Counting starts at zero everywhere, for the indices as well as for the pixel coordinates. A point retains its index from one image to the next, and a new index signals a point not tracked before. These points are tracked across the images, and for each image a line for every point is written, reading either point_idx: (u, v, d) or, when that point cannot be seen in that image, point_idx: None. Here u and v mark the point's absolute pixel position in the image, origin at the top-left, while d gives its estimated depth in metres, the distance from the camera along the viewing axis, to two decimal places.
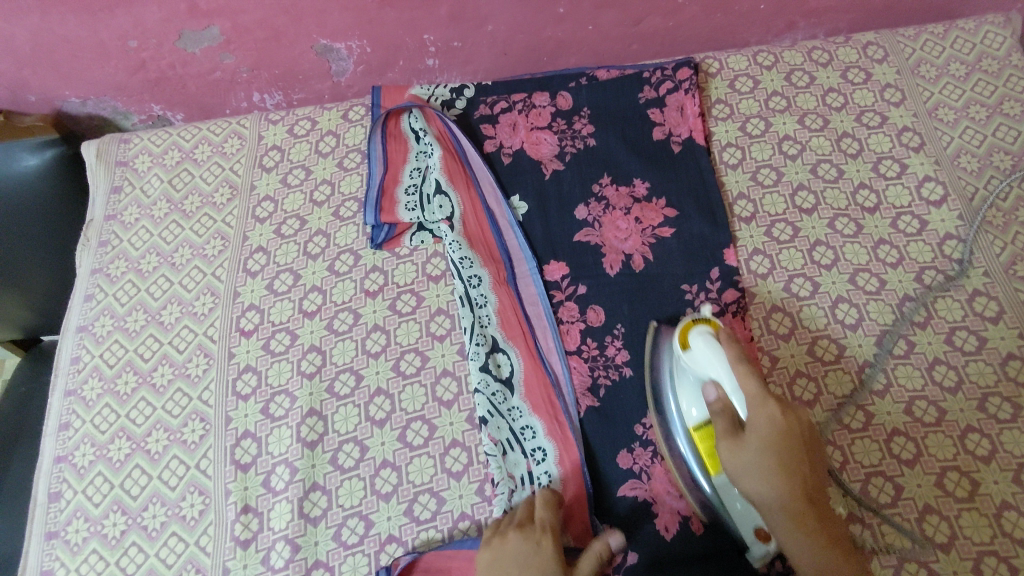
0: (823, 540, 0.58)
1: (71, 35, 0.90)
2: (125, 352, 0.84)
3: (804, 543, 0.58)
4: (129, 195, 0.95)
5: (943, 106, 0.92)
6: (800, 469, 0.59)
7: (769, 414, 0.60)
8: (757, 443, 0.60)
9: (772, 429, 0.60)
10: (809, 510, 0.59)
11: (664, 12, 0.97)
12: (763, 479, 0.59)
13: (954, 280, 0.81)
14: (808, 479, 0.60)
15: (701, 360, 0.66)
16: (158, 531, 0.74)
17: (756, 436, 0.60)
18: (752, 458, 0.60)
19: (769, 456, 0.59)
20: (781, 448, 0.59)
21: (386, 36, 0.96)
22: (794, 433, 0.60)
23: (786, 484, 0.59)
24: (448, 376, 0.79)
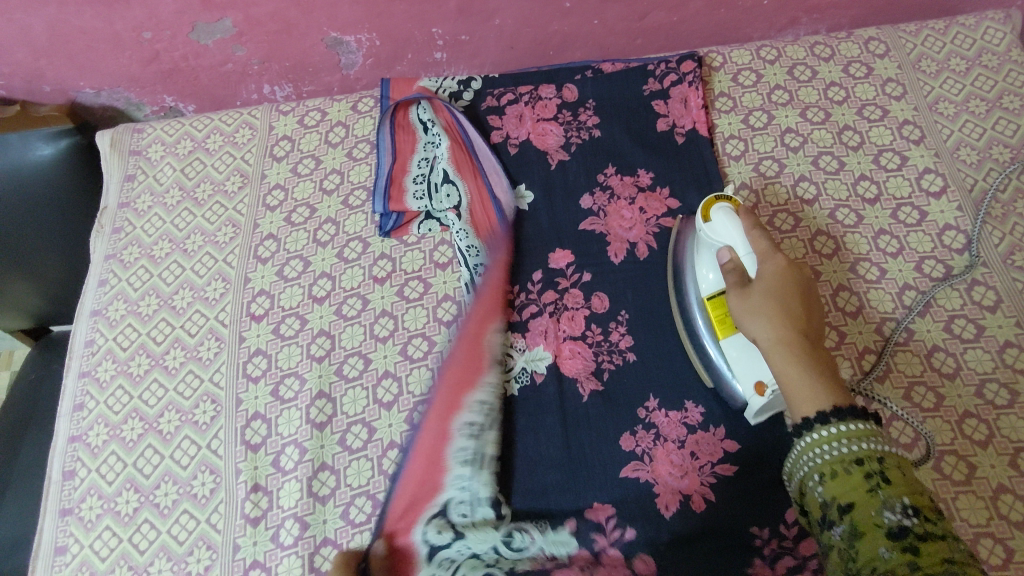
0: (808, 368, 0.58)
1: (87, 26, 0.92)
2: (138, 335, 0.86)
3: (791, 366, 0.57)
4: (142, 183, 0.96)
5: (943, 100, 0.93)
6: (796, 307, 0.61)
7: (772, 262, 0.64)
8: (762, 286, 0.63)
9: (780, 277, 0.63)
10: (801, 340, 0.59)
11: (668, 7, 0.98)
12: (759, 309, 0.62)
13: (953, 269, 0.82)
14: (806, 319, 0.61)
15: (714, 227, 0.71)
16: (170, 509, 0.76)
17: (763, 283, 0.63)
18: (753, 293, 0.63)
19: (767, 294, 0.62)
20: (781, 292, 0.62)
21: (395, 29, 0.98)
22: (798, 281, 0.63)
23: (780, 316, 0.60)
24: (450, 354, 0.80)
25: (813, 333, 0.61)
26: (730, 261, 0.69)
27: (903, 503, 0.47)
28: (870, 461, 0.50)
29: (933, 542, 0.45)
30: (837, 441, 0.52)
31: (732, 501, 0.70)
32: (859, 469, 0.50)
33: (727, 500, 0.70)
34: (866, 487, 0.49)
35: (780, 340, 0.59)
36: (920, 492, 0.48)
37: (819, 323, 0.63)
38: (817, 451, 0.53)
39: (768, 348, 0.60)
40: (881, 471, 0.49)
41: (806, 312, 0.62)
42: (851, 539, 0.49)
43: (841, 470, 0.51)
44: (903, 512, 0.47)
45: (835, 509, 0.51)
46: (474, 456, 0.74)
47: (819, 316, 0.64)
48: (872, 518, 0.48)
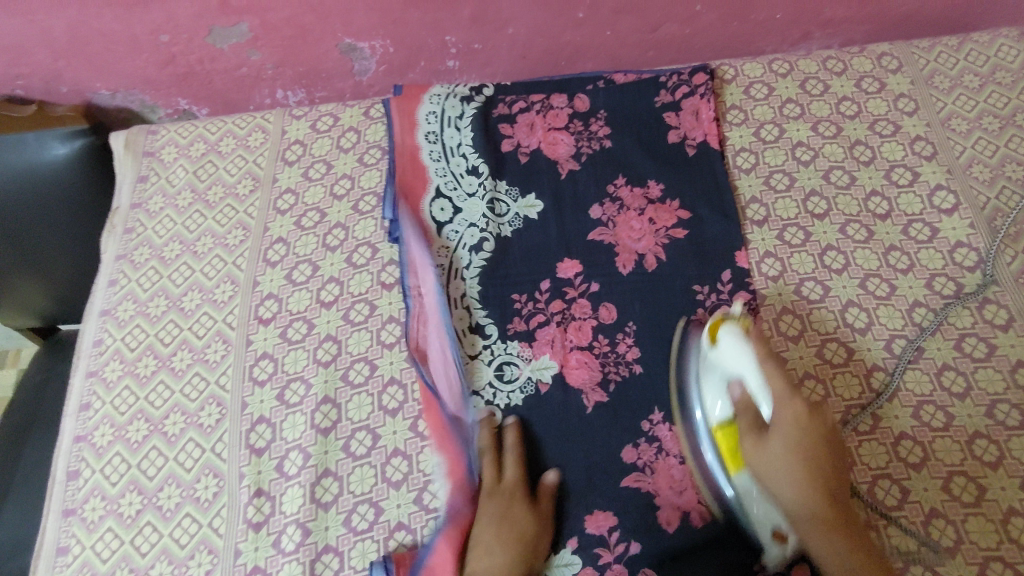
0: (847, 544, 0.61)
1: (106, 29, 0.93)
2: (146, 336, 0.86)
3: (830, 539, 0.61)
4: (155, 185, 0.97)
5: (956, 116, 0.93)
6: (820, 460, 0.64)
7: (794, 407, 0.65)
8: (786, 444, 0.64)
9: (802, 428, 0.64)
10: (826, 506, 0.62)
11: (681, 19, 0.99)
12: (786, 468, 0.64)
13: (964, 287, 0.82)
14: (827, 469, 0.64)
15: (730, 353, 0.70)
16: (173, 511, 0.76)
17: (785, 436, 0.65)
18: (778, 440, 0.65)
19: (791, 450, 0.64)
20: (803, 443, 0.64)
21: (409, 37, 0.98)
22: (816, 427, 0.65)
23: (809, 474, 0.63)
24: (441, 361, 0.79)
25: (833, 483, 0.64)
26: (746, 394, 0.68)
27: None
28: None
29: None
30: None
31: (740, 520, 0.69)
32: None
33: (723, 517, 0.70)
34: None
35: (812, 506, 0.62)
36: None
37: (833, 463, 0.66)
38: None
39: (799, 509, 0.63)
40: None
41: (829, 469, 0.64)
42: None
43: None
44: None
45: None
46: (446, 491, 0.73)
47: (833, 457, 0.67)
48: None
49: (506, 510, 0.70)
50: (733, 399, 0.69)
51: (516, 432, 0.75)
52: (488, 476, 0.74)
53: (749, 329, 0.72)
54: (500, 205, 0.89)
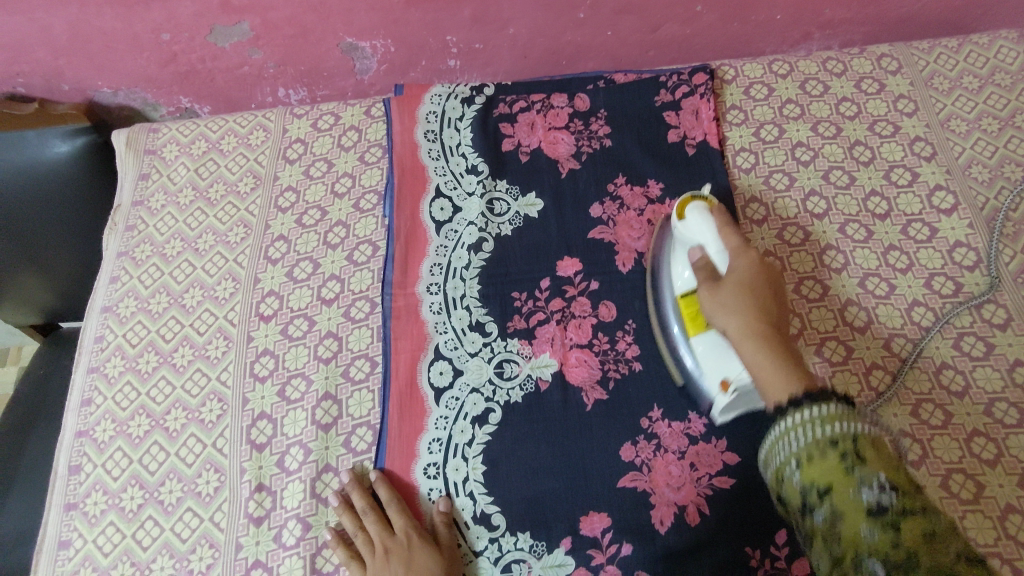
0: (786, 363, 0.60)
1: (107, 27, 0.93)
2: (147, 332, 0.87)
3: (767, 357, 0.60)
4: (156, 182, 0.97)
5: (955, 118, 0.93)
6: (766, 301, 0.65)
7: (745, 261, 0.67)
8: (736, 284, 0.66)
9: (751, 275, 0.66)
10: (770, 338, 0.62)
11: (681, 19, 0.99)
12: (733, 308, 0.65)
13: (963, 286, 0.82)
14: (775, 316, 0.65)
15: (693, 225, 0.73)
16: (173, 506, 0.76)
17: (736, 279, 0.66)
18: (729, 283, 0.66)
19: (738, 292, 0.65)
20: (754, 285, 0.65)
21: (410, 36, 0.99)
22: (765, 276, 0.66)
23: (755, 312, 0.64)
24: (441, 360, 0.79)
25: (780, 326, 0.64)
26: (706, 258, 0.71)
27: (880, 480, 0.47)
28: (844, 441, 0.49)
29: (914, 517, 0.46)
30: (809, 424, 0.51)
31: (739, 520, 0.70)
32: (834, 449, 0.49)
33: (722, 514, 0.70)
34: (843, 466, 0.48)
35: (757, 344, 0.62)
36: (894, 468, 0.49)
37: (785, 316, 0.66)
38: (792, 434, 0.52)
39: (741, 342, 0.63)
40: (857, 449, 0.49)
41: (777, 318, 0.65)
42: (831, 522, 0.48)
43: (817, 454, 0.50)
44: (881, 491, 0.47)
45: (813, 495, 0.49)
46: (445, 490, 0.74)
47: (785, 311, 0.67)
48: (850, 501, 0.47)
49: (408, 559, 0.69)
50: (693, 262, 0.72)
51: (386, 483, 0.74)
52: (375, 535, 0.71)
53: (714, 208, 0.75)
54: (500, 204, 0.89)
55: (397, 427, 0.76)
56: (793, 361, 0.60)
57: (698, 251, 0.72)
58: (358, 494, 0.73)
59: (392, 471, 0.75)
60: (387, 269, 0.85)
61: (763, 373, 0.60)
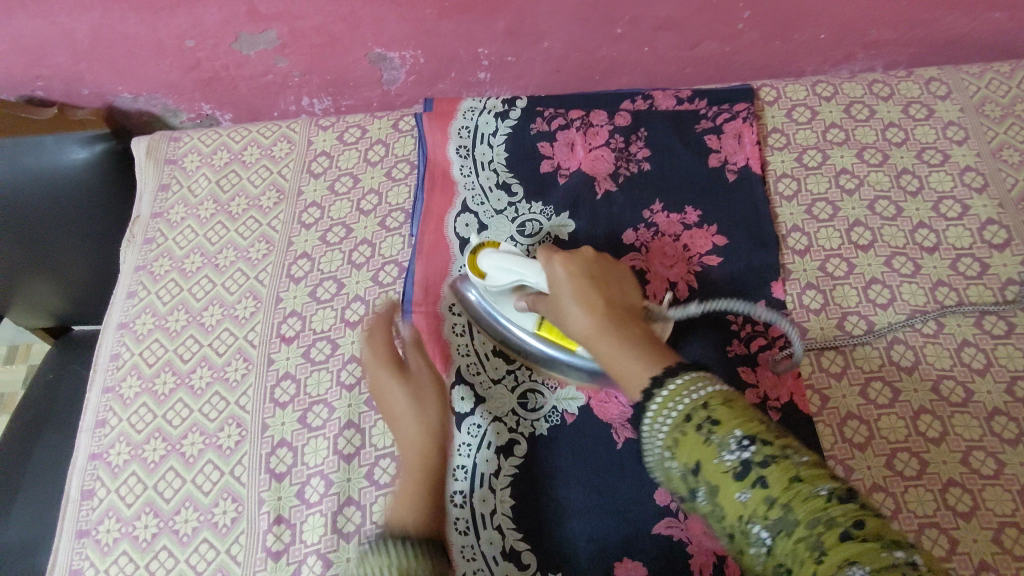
0: (635, 345, 0.57)
1: (131, 32, 0.90)
2: (165, 351, 0.84)
3: (620, 351, 0.57)
4: (177, 193, 0.95)
5: (1008, 147, 0.89)
6: (589, 289, 0.64)
7: (555, 261, 0.67)
8: (562, 280, 0.66)
9: (564, 270, 0.66)
10: (606, 320, 0.60)
11: (722, 37, 0.96)
12: (570, 309, 0.63)
13: (1016, 327, 0.78)
14: (606, 289, 0.65)
15: (491, 261, 0.73)
16: (189, 537, 0.73)
17: (558, 282, 0.66)
18: (562, 292, 0.65)
19: (568, 290, 0.64)
20: (575, 284, 0.65)
21: (440, 48, 0.96)
22: (583, 266, 0.66)
23: (586, 304, 0.62)
24: (461, 384, 0.77)
25: (613, 300, 0.64)
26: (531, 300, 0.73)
27: (738, 439, 0.47)
28: (695, 414, 0.50)
29: (780, 463, 0.46)
30: (670, 403, 0.51)
31: None
32: (692, 427, 0.49)
33: None
34: (701, 440, 0.48)
35: (602, 324, 0.60)
36: (747, 418, 0.49)
37: (626, 293, 0.66)
38: (655, 415, 0.51)
39: (593, 341, 0.60)
40: (708, 416, 0.49)
41: (604, 284, 0.65)
42: (714, 498, 0.48)
43: (679, 434, 0.50)
44: (740, 447, 0.47)
45: (693, 475, 0.49)
46: (472, 522, 0.70)
47: (625, 291, 0.67)
48: (717, 468, 0.48)
49: (416, 396, 0.68)
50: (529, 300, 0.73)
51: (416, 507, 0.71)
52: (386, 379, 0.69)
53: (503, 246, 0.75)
54: (533, 225, 0.86)
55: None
56: (643, 343, 0.57)
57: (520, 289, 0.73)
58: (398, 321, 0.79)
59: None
60: (407, 287, 0.83)
61: (613, 364, 0.57)
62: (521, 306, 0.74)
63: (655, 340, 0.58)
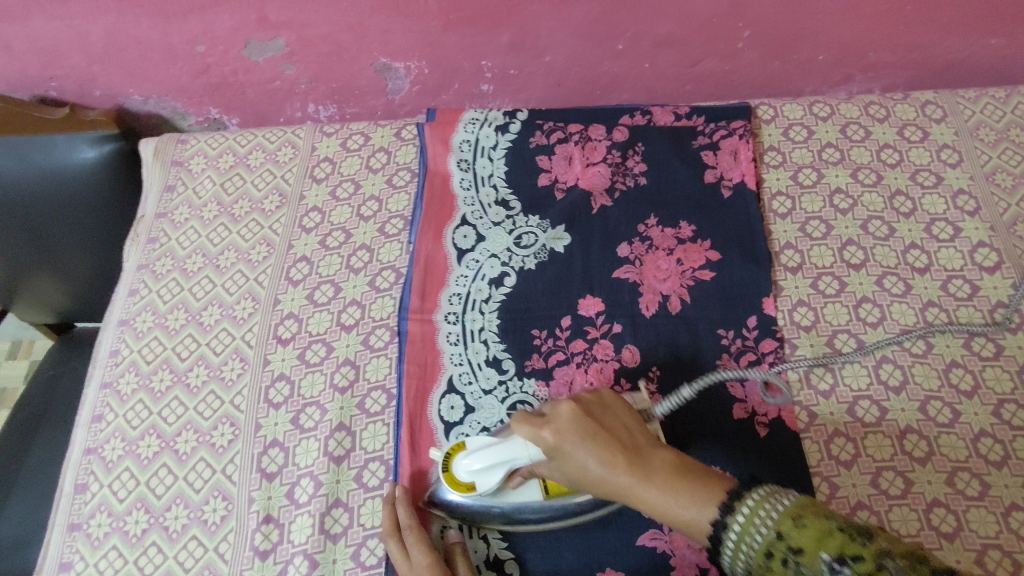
0: (685, 498, 0.55)
1: (143, 36, 0.93)
2: (163, 349, 0.85)
3: (677, 509, 0.55)
4: (181, 195, 0.96)
5: (1001, 171, 0.90)
6: (598, 448, 0.59)
7: (541, 429, 0.61)
8: (568, 453, 0.60)
9: (564, 437, 0.60)
10: (638, 473, 0.57)
11: (721, 55, 0.97)
12: (595, 477, 0.59)
13: (1004, 350, 0.79)
14: (608, 432, 0.60)
15: (467, 468, 0.68)
16: (178, 533, 0.74)
17: (565, 453, 0.60)
18: (566, 456, 0.60)
19: (583, 460, 0.59)
20: (581, 446, 0.59)
21: (444, 59, 0.98)
22: (575, 423, 0.60)
23: (611, 467, 0.58)
24: (453, 393, 0.78)
25: (625, 442, 0.60)
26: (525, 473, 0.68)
27: (825, 562, 0.46)
28: (774, 546, 0.49)
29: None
30: (746, 539, 0.51)
31: None
32: (778, 564, 0.48)
33: None
34: (792, 575, 0.48)
35: (633, 478, 0.57)
36: (825, 531, 0.48)
37: (621, 419, 0.62)
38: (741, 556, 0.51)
39: (635, 499, 0.57)
40: (786, 546, 0.48)
41: (606, 432, 0.60)
42: None
43: (771, 572, 0.49)
44: (833, 572, 0.46)
45: None
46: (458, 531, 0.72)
47: (618, 414, 0.63)
48: None
49: None
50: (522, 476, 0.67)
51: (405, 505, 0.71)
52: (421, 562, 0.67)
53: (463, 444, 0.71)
54: (529, 238, 0.87)
55: (411, 462, 0.74)
56: (688, 482, 0.56)
57: (508, 473, 0.67)
58: (397, 551, 0.68)
59: None
60: (404, 295, 0.84)
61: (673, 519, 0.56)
62: (516, 485, 0.69)
63: (694, 470, 0.57)
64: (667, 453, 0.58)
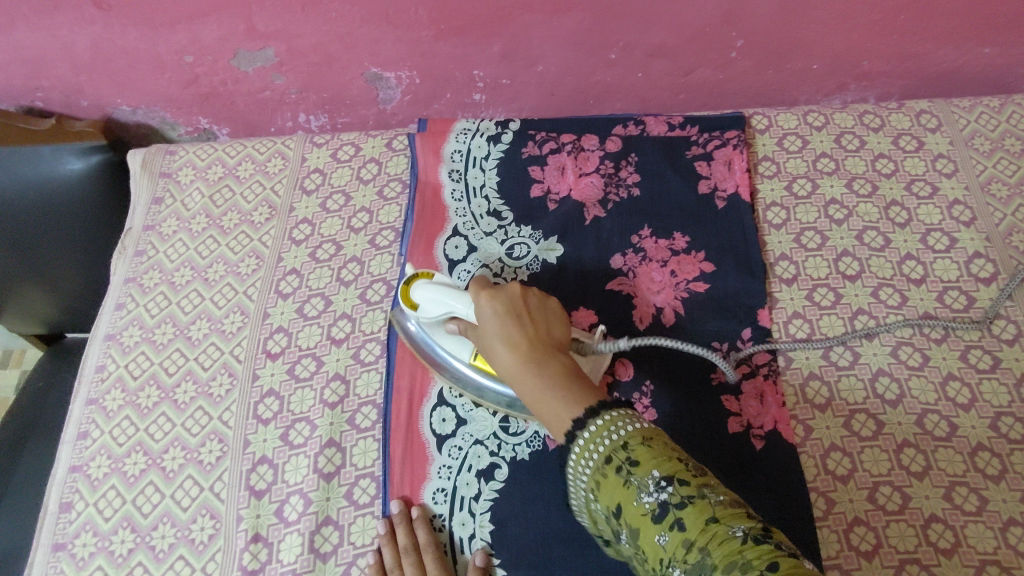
0: (558, 394, 0.56)
1: (130, 47, 0.92)
2: (150, 365, 0.84)
3: (547, 401, 0.56)
4: (169, 207, 0.95)
5: (996, 181, 0.90)
6: (515, 322, 0.61)
7: (482, 293, 0.64)
8: (488, 319, 0.63)
9: (493, 306, 0.63)
10: (532, 357, 0.59)
11: (715, 65, 0.97)
12: (495, 347, 0.61)
13: (1002, 362, 0.78)
14: (535, 321, 0.62)
15: (424, 295, 0.73)
16: (165, 553, 0.73)
17: (487, 317, 0.63)
18: (487, 326, 0.63)
19: (496, 328, 0.61)
20: (501, 318, 0.62)
21: (436, 69, 0.97)
22: (510, 300, 0.63)
23: (513, 342, 0.60)
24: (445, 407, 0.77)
25: (543, 335, 0.61)
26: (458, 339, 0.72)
27: (654, 480, 0.48)
28: (617, 454, 0.51)
29: (697, 503, 0.47)
30: (597, 445, 0.52)
31: None
32: (611, 468, 0.51)
33: None
34: (620, 481, 0.50)
35: (525, 364, 0.58)
36: (667, 457, 0.50)
37: (555, 321, 0.64)
38: (583, 455, 0.53)
39: (516, 380, 0.59)
40: (628, 457, 0.50)
41: (533, 319, 0.62)
42: (636, 541, 0.49)
43: (602, 476, 0.51)
44: (657, 488, 0.48)
45: (617, 516, 0.50)
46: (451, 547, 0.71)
47: (554, 316, 0.64)
48: (637, 510, 0.49)
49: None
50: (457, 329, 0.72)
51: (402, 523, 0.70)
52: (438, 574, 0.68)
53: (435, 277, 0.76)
54: (522, 248, 0.86)
55: (400, 477, 0.73)
56: (571, 387, 0.56)
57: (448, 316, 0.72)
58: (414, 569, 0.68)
59: None
60: (395, 308, 0.83)
61: (540, 408, 0.57)
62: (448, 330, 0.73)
63: (581, 380, 0.57)
64: (565, 358, 0.59)
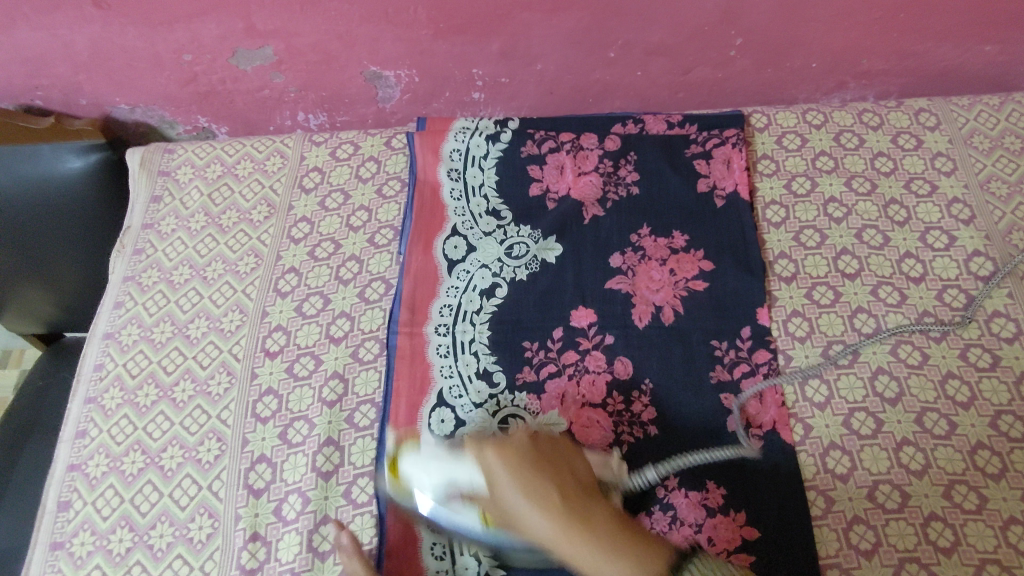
0: (618, 554, 0.51)
1: (129, 45, 0.92)
2: (149, 363, 0.84)
3: (604, 563, 0.51)
4: (168, 205, 0.95)
5: (996, 179, 0.90)
6: (538, 477, 0.57)
7: (488, 452, 0.60)
8: (503, 475, 0.58)
9: (505, 462, 0.58)
10: (570, 513, 0.54)
11: (714, 63, 0.96)
12: (523, 506, 0.55)
13: (1001, 360, 0.78)
14: (553, 470, 0.58)
15: (419, 464, 0.68)
16: (163, 552, 0.73)
17: (503, 472, 0.58)
18: (503, 487, 0.57)
19: (518, 486, 0.56)
20: (520, 475, 0.57)
21: (435, 68, 0.97)
22: (521, 452, 0.59)
23: (542, 500, 0.55)
24: (444, 407, 0.76)
25: (569, 486, 0.57)
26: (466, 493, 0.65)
27: None
28: None
29: None
30: None
31: None
32: None
33: None
34: None
35: (563, 526, 0.53)
36: None
37: (571, 468, 0.61)
38: None
39: (558, 545, 0.53)
40: None
41: (551, 468, 0.59)
42: None
43: None
44: None
45: None
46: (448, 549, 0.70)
47: (568, 463, 0.62)
48: None
49: None
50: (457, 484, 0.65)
51: None
52: None
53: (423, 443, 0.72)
54: (521, 248, 0.86)
55: None
56: (627, 540, 0.52)
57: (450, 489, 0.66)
58: None
59: (398, 523, 0.71)
60: (394, 307, 0.83)
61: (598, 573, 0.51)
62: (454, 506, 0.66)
63: (632, 530, 0.53)
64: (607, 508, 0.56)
